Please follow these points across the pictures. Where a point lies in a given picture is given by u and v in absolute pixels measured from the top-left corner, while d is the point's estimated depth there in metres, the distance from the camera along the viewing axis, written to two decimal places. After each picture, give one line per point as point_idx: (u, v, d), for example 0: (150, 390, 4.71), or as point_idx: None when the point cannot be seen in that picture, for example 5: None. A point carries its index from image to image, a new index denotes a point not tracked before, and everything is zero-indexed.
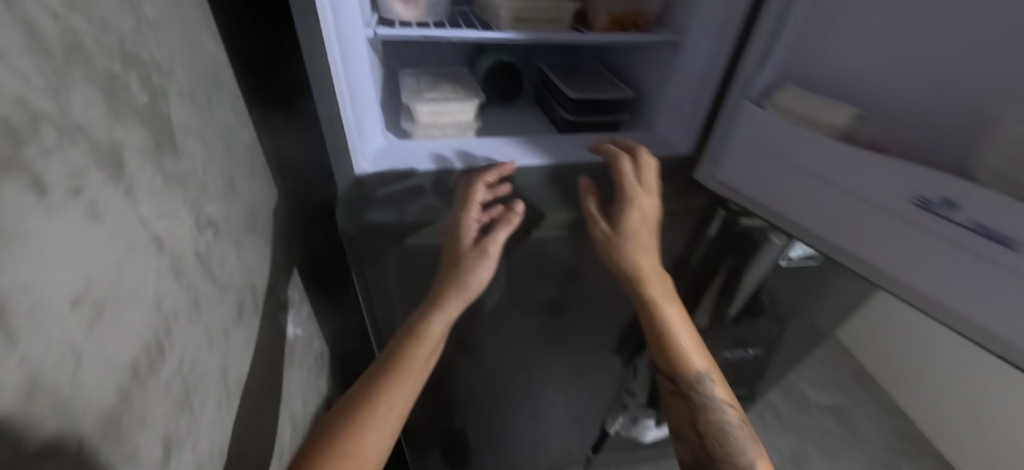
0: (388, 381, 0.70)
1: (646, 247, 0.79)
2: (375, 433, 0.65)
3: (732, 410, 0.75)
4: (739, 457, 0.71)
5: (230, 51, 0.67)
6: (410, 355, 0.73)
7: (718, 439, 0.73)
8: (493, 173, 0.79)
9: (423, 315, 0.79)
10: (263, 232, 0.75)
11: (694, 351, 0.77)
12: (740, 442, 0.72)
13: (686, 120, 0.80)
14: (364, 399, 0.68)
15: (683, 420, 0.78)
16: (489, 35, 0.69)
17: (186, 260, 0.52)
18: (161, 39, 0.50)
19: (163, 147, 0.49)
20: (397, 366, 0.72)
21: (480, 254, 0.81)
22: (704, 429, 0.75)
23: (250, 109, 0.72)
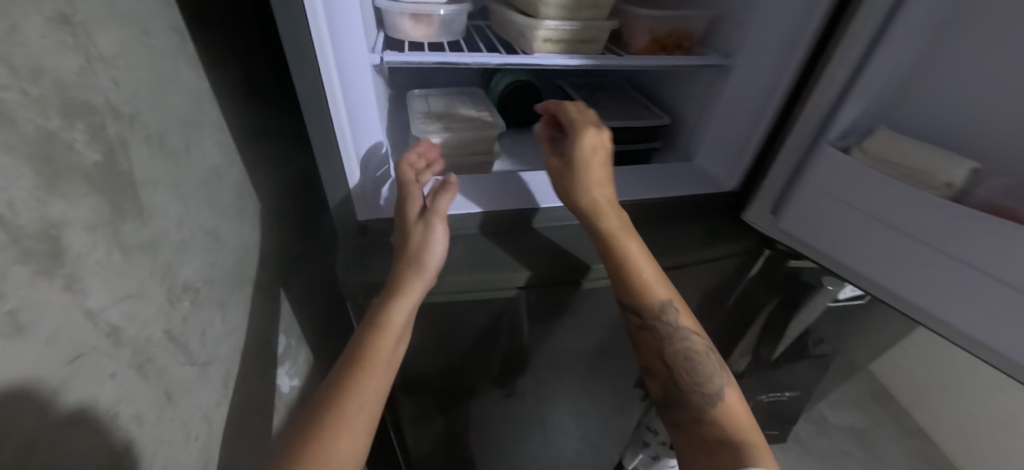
0: (351, 384, 0.49)
1: (603, 178, 0.66)
2: (339, 450, 0.45)
3: (700, 335, 0.60)
4: (710, 383, 0.57)
5: (212, 79, 0.57)
6: (376, 347, 0.53)
7: (687, 369, 0.58)
8: (415, 153, 0.64)
9: (384, 302, 0.56)
10: (256, 281, 0.66)
11: (653, 284, 0.60)
12: (716, 373, 0.57)
13: (734, 153, 0.70)
14: (325, 413, 0.47)
15: (651, 353, 0.61)
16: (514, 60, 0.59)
17: (155, 346, 0.43)
18: (121, 78, 0.41)
19: (123, 213, 0.40)
20: (359, 363, 0.51)
21: (428, 228, 0.59)
22: (671, 360, 0.59)
23: (236, 143, 0.62)
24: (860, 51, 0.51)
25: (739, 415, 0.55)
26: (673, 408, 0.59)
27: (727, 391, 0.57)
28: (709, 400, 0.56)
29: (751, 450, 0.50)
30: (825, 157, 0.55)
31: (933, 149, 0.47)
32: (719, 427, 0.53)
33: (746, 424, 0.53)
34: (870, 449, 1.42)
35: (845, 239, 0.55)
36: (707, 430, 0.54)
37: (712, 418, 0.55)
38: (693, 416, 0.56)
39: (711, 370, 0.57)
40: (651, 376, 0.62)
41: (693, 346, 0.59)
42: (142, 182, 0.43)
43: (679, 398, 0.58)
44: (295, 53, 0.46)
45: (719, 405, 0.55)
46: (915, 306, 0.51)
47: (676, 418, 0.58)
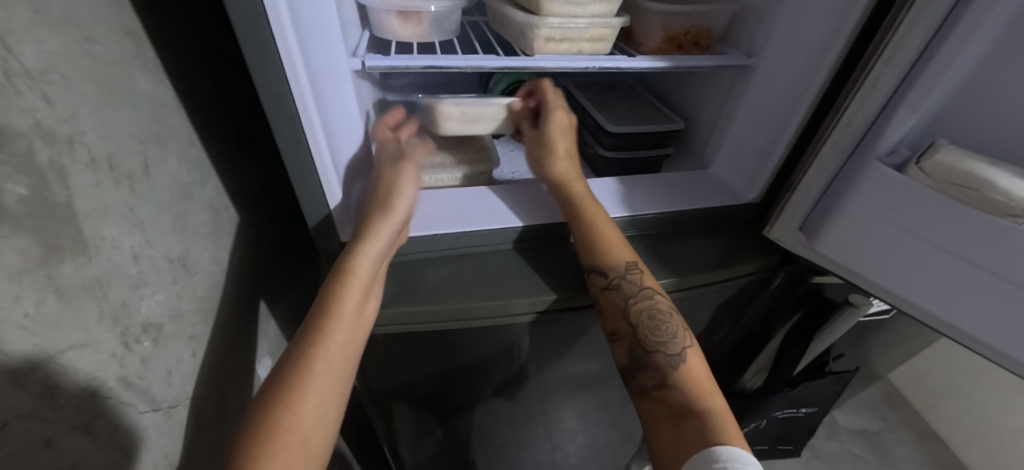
0: (312, 340, 0.46)
1: (566, 152, 0.65)
2: (310, 409, 0.43)
3: (663, 296, 0.56)
4: (672, 344, 0.54)
5: (176, 85, 0.51)
6: (338, 291, 0.48)
7: (653, 330, 0.54)
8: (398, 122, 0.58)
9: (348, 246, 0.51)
10: (233, 303, 0.60)
11: (612, 245, 0.57)
12: (680, 334, 0.54)
13: (757, 163, 0.64)
14: (288, 366, 0.45)
15: (614, 313, 0.56)
16: (508, 60, 0.53)
17: (105, 399, 0.38)
18: (55, 95, 0.35)
19: (61, 252, 0.35)
20: (320, 313, 0.47)
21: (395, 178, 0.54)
22: (636, 319, 0.55)
23: (208, 156, 0.57)
24: (911, 53, 0.44)
25: (704, 378, 0.52)
26: (638, 372, 0.55)
27: (689, 352, 0.54)
28: (672, 362, 0.53)
29: (719, 420, 0.48)
30: (872, 174, 0.48)
31: (1004, 169, 0.41)
32: (687, 393, 0.51)
33: (707, 385, 0.52)
34: (883, 455, 1.36)
35: (893, 264, 0.50)
36: (674, 397, 0.51)
37: (678, 384, 0.51)
38: (657, 380, 0.53)
39: (674, 332, 0.54)
40: (615, 338, 0.56)
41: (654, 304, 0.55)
42: (85, 214, 0.37)
43: (644, 362, 0.54)
44: (260, 62, 0.40)
45: (684, 368, 0.52)
46: (977, 339, 0.47)
47: (641, 383, 0.54)
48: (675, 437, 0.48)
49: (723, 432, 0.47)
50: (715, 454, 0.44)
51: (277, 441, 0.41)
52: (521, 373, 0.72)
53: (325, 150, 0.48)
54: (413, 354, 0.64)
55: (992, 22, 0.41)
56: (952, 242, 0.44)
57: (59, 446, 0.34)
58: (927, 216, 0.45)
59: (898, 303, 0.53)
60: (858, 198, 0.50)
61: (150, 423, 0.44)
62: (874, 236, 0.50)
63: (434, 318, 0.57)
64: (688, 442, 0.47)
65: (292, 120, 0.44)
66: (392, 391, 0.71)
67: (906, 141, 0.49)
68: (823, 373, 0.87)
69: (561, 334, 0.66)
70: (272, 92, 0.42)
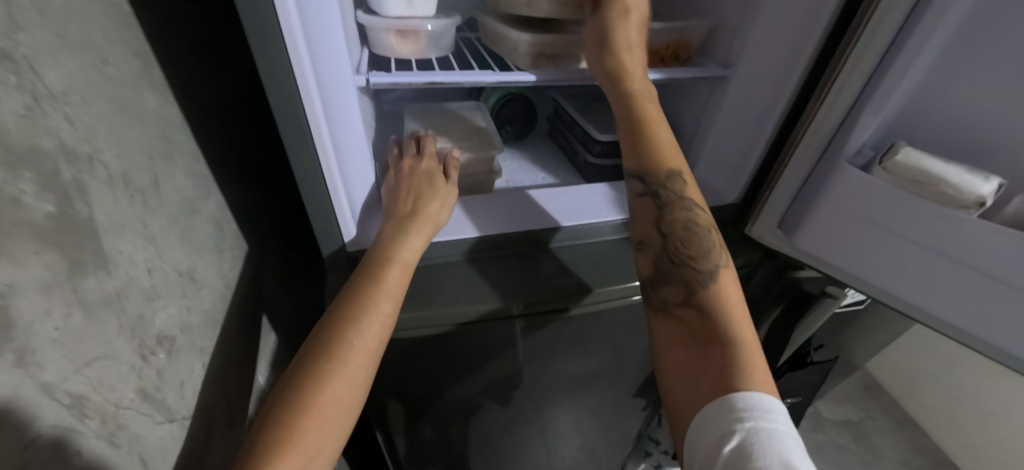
0: (362, 316, 0.48)
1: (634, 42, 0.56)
2: (353, 381, 0.46)
3: (703, 211, 0.53)
4: (705, 262, 0.50)
5: (182, 102, 0.53)
6: (387, 278, 0.51)
7: (686, 242, 0.51)
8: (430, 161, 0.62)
9: (393, 234, 0.55)
10: (239, 314, 0.61)
11: (673, 151, 0.54)
12: (715, 251, 0.50)
13: (737, 166, 0.68)
14: (338, 335, 0.47)
15: (645, 220, 0.54)
16: (506, 76, 0.57)
17: (125, 411, 0.39)
18: (76, 115, 0.37)
19: (85, 267, 0.36)
20: (367, 290, 0.50)
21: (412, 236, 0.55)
22: (668, 227, 0.52)
23: (212, 172, 0.58)
24: (871, 63, 0.50)
25: (735, 304, 0.47)
26: (661, 286, 0.51)
27: (722, 272, 0.50)
28: (708, 274, 0.49)
29: (746, 354, 0.43)
30: (845, 175, 0.52)
31: (956, 166, 0.45)
32: (714, 316, 0.46)
33: (738, 309, 0.47)
34: (864, 443, 1.41)
35: (864, 255, 0.54)
36: (695, 321, 0.48)
37: (705, 304, 0.48)
38: (681, 297, 0.50)
39: (713, 248, 0.51)
40: (641, 247, 0.54)
41: (696, 223, 0.52)
42: (105, 229, 0.38)
43: (677, 277, 0.50)
44: (276, 82, 0.42)
45: (714, 287, 0.48)
46: (940, 321, 0.51)
47: (662, 297, 0.51)
48: (697, 363, 0.45)
49: (746, 367, 0.42)
50: (737, 402, 0.40)
51: (325, 406, 0.44)
52: (522, 374, 0.74)
53: (334, 163, 0.49)
54: (416, 358, 0.65)
55: (937, 35, 0.46)
56: (914, 231, 0.49)
57: (86, 458, 0.35)
58: (894, 209, 0.49)
59: (867, 290, 0.57)
60: (834, 194, 0.54)
61: (166, 434, 0.44)
62: (845, 230, 0.55)
63: (436, 322, 0.59)
64: (709, 368, 0.44)
65: (304, 136, 0.46)
66: (397, 398, 0.72)
67: (871, 142, 0.54)
68: (806, 363, 0.92)
69: (560, 334, 0.69)
70: (285, 109, 0.43)
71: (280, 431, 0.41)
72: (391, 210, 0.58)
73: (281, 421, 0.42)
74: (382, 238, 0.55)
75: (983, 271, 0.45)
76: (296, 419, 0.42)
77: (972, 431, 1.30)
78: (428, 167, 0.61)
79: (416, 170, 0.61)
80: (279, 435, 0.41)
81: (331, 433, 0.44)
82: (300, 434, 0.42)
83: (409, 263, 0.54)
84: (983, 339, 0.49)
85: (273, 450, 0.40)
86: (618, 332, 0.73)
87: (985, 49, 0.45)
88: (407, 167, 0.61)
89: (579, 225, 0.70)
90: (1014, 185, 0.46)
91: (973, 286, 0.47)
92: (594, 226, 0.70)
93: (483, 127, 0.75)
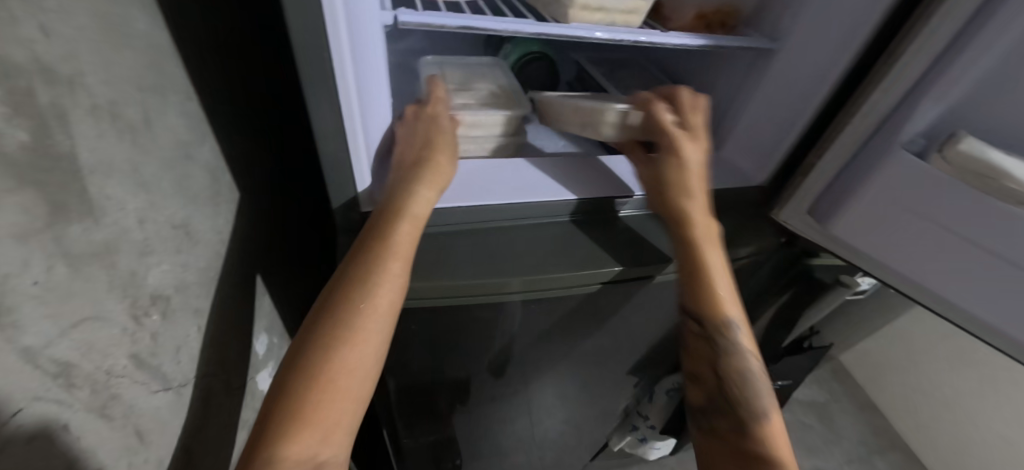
0: (371, 278, 0.43)
1: (701, 185, 0.58)
2: (364, 350, 0.42)
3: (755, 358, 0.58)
4: (756, 412, 0.56)
5: (175, 28, 0.46)
6: (398, 237, 0.45)
7: (737, 388, 0.57)
8: (442, 107, 0.54)
9: (404, 186, 0.48)
10: (234, 274, 0.56)
11: (731, 300, 0.58)
12: (765, 396, 0.57)
13: (769, 146, 0.66)
14: (346, 300, 0.43)
15: (701, 359, 0.60)
16: (544, 29, 0.52)
17: (118, 379, 0.34)
18: (53, 26, 0.30)
19: (68, 211, 0.30)
20: (375, 249, 0.44)
21: (416, 185, 0.48)
22: (721, 371, 0.58)
23: (207, 113, 0.51)
24: (942, 43, 0.46)
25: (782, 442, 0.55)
26: (712, 413, 0.60)
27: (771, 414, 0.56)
28: (752, 416, 0.56)
29: None
30: (896, 162, 0.50)
31: (1019, 161, 0.43)
32: (761, 447, 0.54)
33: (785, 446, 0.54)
34: (828, 422, 1.46)
35: (902, 246, 0.53)
36: (744, 445, 0.55)
37: (754, 437, 0.55)
38: (732, 427, 0.57)
39: (760, 393, 0.57)
40: (698, 380, 0.61)
41: (736, 323, 0.58)
42: (90, 170, 0.32)
43: (727, 412, 0.58)
44: (301, 9, 0.35)
45: (766, 426, 0.55)
46: (970, 317, 0.51)
47: (714, 424, 0.60)
48: None
49: None
50: None
51: (336, 378, 0.40)
52: (527, 346, 0.72)
53: (356, 109, 0.44)
54: (426, 328, 0.62)
55: None
56: (960, 226, 0.47)
57: (74, 430, 0.31)
58: (932, 194, 0.48)
59: (896, 281, 0.56)
60: (880, 182, 0.52)
61: (161, 404, 0.40)
62: (886, 220, 0.53)
63: (455, 292, 0.56)
64: None
65: (325, 76, 0.40)
66: (401, 366, 0.69)
67: (924, 130, 0.51)
68: (803, 349, 0.95)
69: (576, 309, 0.66)
70: (306, 42, 0.37)
71: (293, 403, 0.38)
72: (398, 162, 0.51)
73: (293, 391, 0.39)
74: (391, 190, 0.49)
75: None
76: (306, 390, 0.39)
77: (930, 416, 1.37)
78: (434, 113, 0.53)
79: (424, 114, 0.53)
80: (288, 410, 0.38)
81: (349, 405, 0.41)
82: (313, 410, 0.39)
83: (421, 216, 0.48)
84: (1011, 338, 0.48)
85: (288, 423, 0.38)
86: (627, 310, 0.71)
87: None
88: (404, 118, 0.54)
89: (605, 197, 0.66)
90: None
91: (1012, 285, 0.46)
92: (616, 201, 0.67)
93: (504, 86, 0.69)
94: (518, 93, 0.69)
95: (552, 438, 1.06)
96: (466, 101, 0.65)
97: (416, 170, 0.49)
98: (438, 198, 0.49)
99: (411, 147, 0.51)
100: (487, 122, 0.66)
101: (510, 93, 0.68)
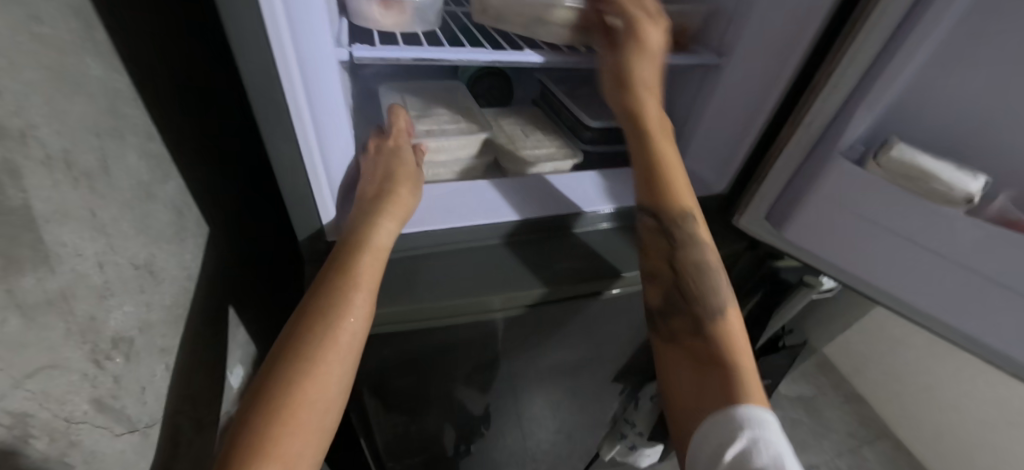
0: (333, 308, 0.44)
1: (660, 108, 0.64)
2: (326, 382, 0.43)
3: (711, 250, 0.57)
4: (713, 303, 0.54)
5: (134, 72, 0.46)
6: (362, 268, 0.47)
7: (692, 282, 0.55)
8: (404, 140, 0.57)
9: (367, 217, 0.50)
10: (204, 308, 0.56)
11: (686, 191, 0.57)
12: (720, 289, 0.55)
13: (725, 157, 0.69)
14: (310, 332, 0.43)
15: (657, 257, 0.58)
16: (498, 57, 0.54)
17: (78, 425, 0.35)
18: (6, 84, 0.31)
19: (22, 264, 0.30)
20: (339, 281, 0.45)
21: (381, 216, 0.50)
22: (678, 267, 0.56)
23: (170, 151, 0.52)
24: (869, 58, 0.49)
25: (739, 335, 0.52)
26: (669, 317, 0.56)
27: (727, 309, 0.54)
28: (710, 312, 0.54)
29: (750, 379, 0.48)
30: (838, 169, 0.53)
31: (947, 164, 0.46)
32: (720, 344, 0.51)
33: (742, 340, 0.52)
34: (816, 417, 1.48)
35: (851, 248, 0.55)
36: (703, 348, 0.52)
37: (713, 335, 0.52)
38: (688, 327, 0.54)
39: (715, 287, 0.55)
40: (651, 280, 0.58)
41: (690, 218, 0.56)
42: (44, 219, 0.33)
43: (681, 310, 0.55)
44: (251, 54, 0.37)
45: (722, 320, 0.53)
46: (921, 312, 0.53)
47: (671, 328, 0.56)
48: (699, 383, 0.49)
49: (752, 391, 0.46)
50: (738, 415, 0.44)
51: (297, 410, 0.41)
52: (507, 362, 0.73)
53: (315, 144, 0.45)
54: (400, 352, 0.62)
55: (938, 32, 0.46)
56: (899, 226, 0.50)
57: None
58: (873, 199, 0.51)
59: (848, 280, 0.58)
60: (826, 190, 0.55)
61: (125, 446, 0.40)
62: (836, 225, 0.55)
63: (425, 316, 0.56)
64: (709, 391, 0.48)
65: (281, 115, 0.41)
66: (379, 390, 0.69)
67: (863, 138, 0.54)
68: (778, 347, 0.97)
69: (547, 323, 0.67)
70: (259, 84, 0.39)
71: (253, 436, 0.39)
72: (361, 191, 0.53)
73: (254, 424, 0.39)
74: (352, 224, 0.50)
75: (964, 267, 0.47)
76: (266, 423, 0.39)
77: (912, 404, 1.39)
78: (397, 144, 0.56)
79: (388, 147, 0.56)
80: (248, 442, 0.38)
81: (311, 436, 0.41)
82: (273, 440, 0.39)
83: (385, 248, 0.49)
84: (958, 330, 0.50)
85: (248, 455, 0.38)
86: (600, 321, 0.72)
87: (988, 42, 0.45)
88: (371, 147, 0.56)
89: (571, 214, 0.68)
90: (1000, 181, 0.48)
91: (951, 280, 0.49)
92: (586, 215, 0.69)
93: (465, 108, 0.71)
94: (480, 114, 0.71)
95: (540, 450, 1.06)
96: (430, 126, 0.66)
97: (379, 201, 0.51)
98: (399, 227, 0.51)
99: (374, 178, 0.53)
100: (452, 146, 0.67)
101: (471, 114, 0.70)
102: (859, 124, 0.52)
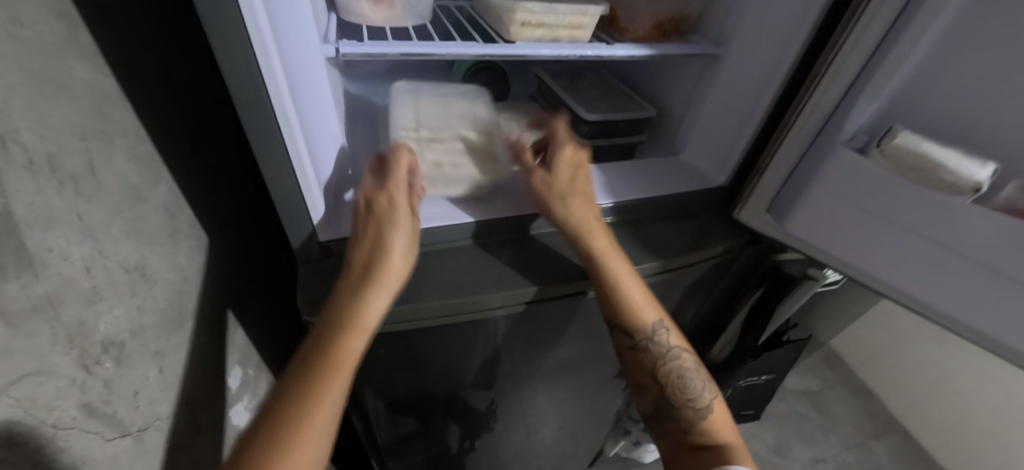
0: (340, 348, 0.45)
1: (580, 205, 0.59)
2: (329, 419, 0.43)
3: (687, 354, 0.61)
4: (699, 410, 0.59)
5: (121, 73, 0.46)
6: (369, 310, 0.47)
7: (679, 388, 0.60)
8: (401, 165, 0.53)
9: (371, 255, 0.49)
10: (201, 310, 0.56)
11: (648, 308, 0.58)
12: (704, 390, 0.60)
13: (726, 149, 0.67)
14: (320, 367, 0.44)
15: (641, 372, 0.62)
16: (490, 50, 0.52)
17: (66, 431, 0.35)
18: None
19: (5, 270, 0.30)
20: (346, 320, 0.46)
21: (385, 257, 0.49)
22: (664, 378, 0.60)
23: (160, 152, 0.51)
24: (872, 44, 0.48)
25: (723, 420, 0.58)
26: (665, 421, 0.62)
27: (714, 405, 0.59)
28: (700, 414, 0.59)
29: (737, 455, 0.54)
30: (841, 159, 0.51)
31: (954, 152, 0.44)
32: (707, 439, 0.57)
33: (723, 422, 0.58)
34: (824, 411, 1.46)
35: (855, 239, 0.54)
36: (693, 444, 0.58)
37: (704, 432, 0.58)
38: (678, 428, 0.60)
39: (702, 388, 0.60)
40: (640, 390, 0.63)
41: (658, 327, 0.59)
42: (27, 224, 0.32)
43: (669, 413, 0.61)
44: (233, 52, 0.36)
45: (710, 419, 0.58)
46: (927, 305, 0.52)
47: (665, 429, 0.62)
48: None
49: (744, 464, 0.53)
50: None
51: (300, 445, 0.41)
52: (507, 360, 0.72)
53: (302, 144, 0.45)
54: (398, 351, 0.62)
55: (944, 16, 0.44)
56: (905, 218, 0.48)
57: None
58: (876, 189, 0.49)
59: (852, 272, 0.57)
60: (828, 180, 0.53)
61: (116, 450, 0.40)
62: (840, 217, 0.54)
63: (421, 315, 0.55)
64: None
65: (266, 114, 0.41)
66: (378, 390, 0.69)
67: (865, 127, 0.53)
68: (782, 342, 0.96)
69: (546, 321, 0.66)
70: (242, 83, 0.38)
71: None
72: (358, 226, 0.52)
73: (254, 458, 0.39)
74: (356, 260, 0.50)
75: (972, 259, 0.45)
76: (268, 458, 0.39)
77: (922, 397, 1.37)
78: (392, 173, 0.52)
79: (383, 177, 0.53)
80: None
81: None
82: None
83: (391, 287, 0.49)
84: (965, 324, 0.49)
85: None
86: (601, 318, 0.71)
87: (997, 25, 0.43)
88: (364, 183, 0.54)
89: None
90: (1009, 170, 0.46)
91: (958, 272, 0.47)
92: None
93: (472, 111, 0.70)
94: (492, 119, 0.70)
95: (544, 447, 1.05)
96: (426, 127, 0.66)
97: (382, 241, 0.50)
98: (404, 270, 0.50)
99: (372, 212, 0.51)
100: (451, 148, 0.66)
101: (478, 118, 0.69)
102: (862, 112, 0.51)
